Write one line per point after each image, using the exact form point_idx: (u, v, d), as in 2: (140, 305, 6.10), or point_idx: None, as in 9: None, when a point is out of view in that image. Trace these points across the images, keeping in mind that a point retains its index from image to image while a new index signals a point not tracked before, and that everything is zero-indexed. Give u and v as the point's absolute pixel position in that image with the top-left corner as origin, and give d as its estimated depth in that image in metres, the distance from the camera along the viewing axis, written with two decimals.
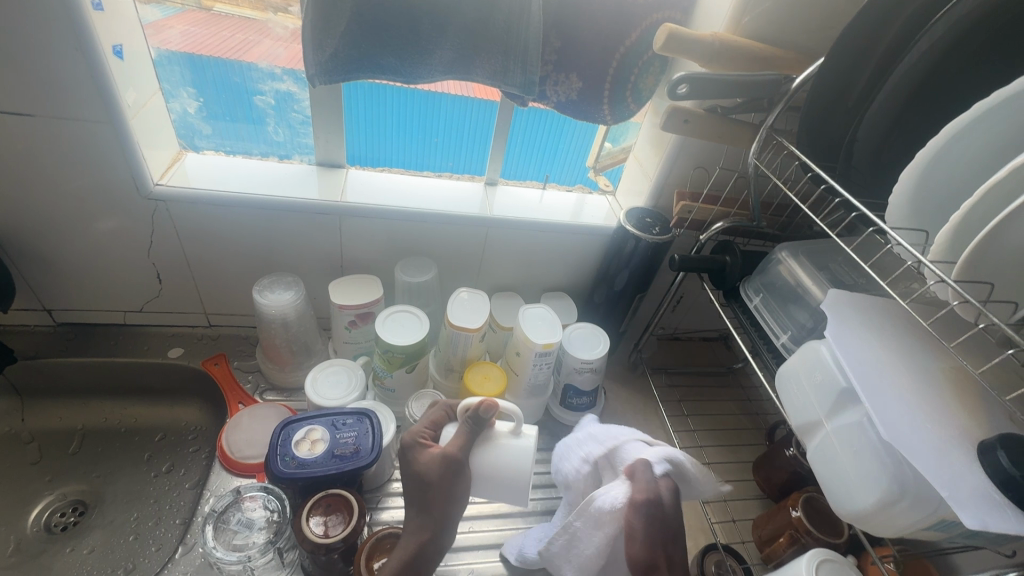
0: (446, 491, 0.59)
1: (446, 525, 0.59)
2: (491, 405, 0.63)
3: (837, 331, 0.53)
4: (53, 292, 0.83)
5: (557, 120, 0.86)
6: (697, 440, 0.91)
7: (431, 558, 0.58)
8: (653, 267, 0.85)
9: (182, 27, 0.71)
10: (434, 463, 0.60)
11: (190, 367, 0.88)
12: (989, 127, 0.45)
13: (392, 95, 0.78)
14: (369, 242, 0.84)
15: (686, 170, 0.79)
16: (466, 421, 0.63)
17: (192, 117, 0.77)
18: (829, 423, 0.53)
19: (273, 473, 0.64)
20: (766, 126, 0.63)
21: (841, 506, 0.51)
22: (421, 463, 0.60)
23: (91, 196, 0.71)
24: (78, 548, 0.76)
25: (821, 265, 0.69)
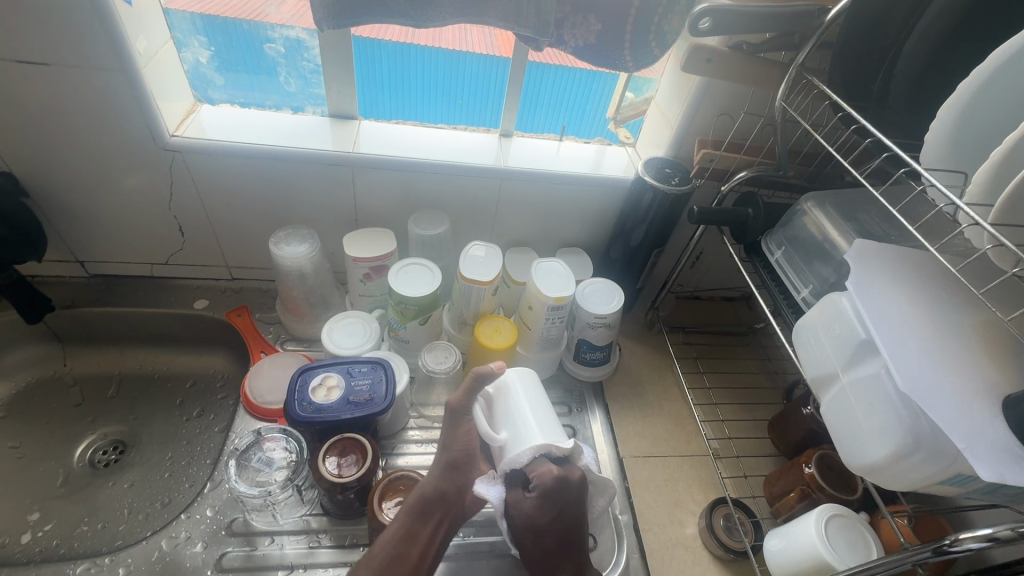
0: (461, 446, 0.65)
1: (459, 483, 0.64)
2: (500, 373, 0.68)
3: (859, 280, 0.50)
4: (83, 244, 0.86)
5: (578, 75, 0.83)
6: (712, 397, 0.91)
7: (446, 503, 0.62)
8: (672, 221, 0.83)
9: None
10: (455, 427, 0.67)
11: (215, 318, 0.91)
12: None
13: (416, 53, 0.77)
14: (382, 194, 0.84)
15: (709, 117, 0.75)
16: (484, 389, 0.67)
17: (204, 67, 0.77)
18: (845, 375, 0.51)
19: (291, 417, 0.67)
20: (796, 64, 0.59)
21: (853, 460, 0.50)
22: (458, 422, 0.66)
23: (112, 148, 0.72)
24: (119, 482, 0.81)
25: (848, 216, 0.65)
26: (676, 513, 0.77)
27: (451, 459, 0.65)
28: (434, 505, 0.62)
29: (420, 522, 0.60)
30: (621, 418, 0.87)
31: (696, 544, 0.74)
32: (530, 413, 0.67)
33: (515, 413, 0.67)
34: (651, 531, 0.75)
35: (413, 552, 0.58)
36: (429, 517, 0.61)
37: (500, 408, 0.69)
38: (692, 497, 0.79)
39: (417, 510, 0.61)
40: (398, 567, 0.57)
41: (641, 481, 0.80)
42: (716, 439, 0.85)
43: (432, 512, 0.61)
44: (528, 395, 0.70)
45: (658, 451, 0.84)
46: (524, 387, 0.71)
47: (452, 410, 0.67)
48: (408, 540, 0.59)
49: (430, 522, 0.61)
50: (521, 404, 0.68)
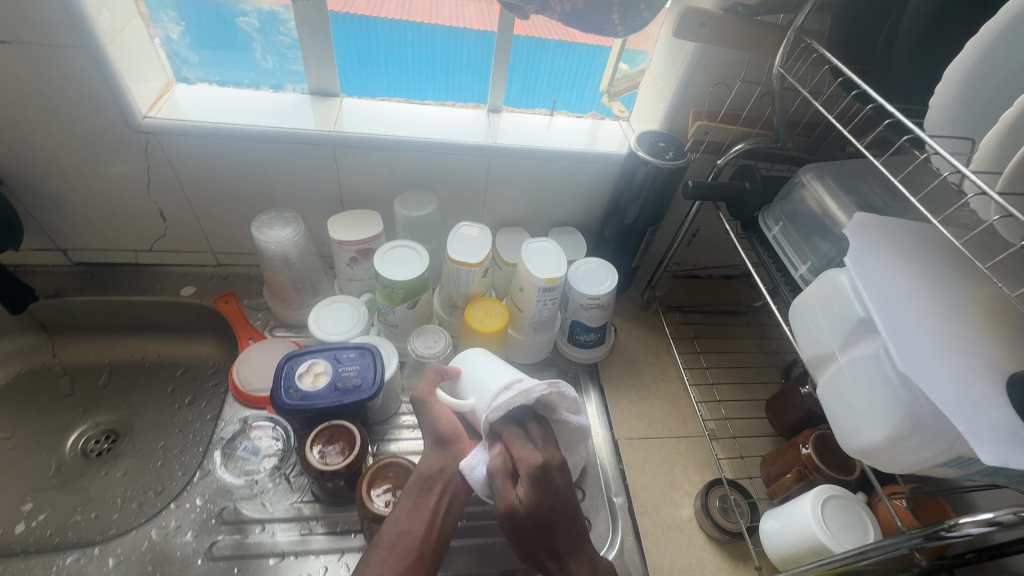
0: (440, 423, 0.66)
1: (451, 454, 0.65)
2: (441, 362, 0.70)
3: (858, 256, 0.48)
4: (63, 232, 0.84)
5: (565, 47, 0.81)
6: (709, 377, 0.89)
7: (445, 475, 0.63)
8: (667, 198, 0.80)
9: None
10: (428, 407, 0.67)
11: (202, 305, 0.90)
12: None
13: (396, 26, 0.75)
14: (367, 175, 0.81)
15: (704, 86, 0.72)
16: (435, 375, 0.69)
17: (176, 44, 0.74)
18: (842, 355, 0.49)
19: (277, 404, 0.66)
20: (795, 26, 0.55)
21: (849, 443, 0.48)
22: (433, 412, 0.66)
23: (83, 132, 0.70)
24: (112, 472, 0.81)
25: (850, 188, 0.62)
26: (672, 495, 0.76)
27: (435, 436, 0.65)
28: (432, 478, 0.62)
29: (423, 494, 0.60)
30: (616, 399, 0.86)
31: (691, 525, 0.73)
32: (487, 369, 0.69)
33: (473, 378, 0.68)
34: (646, 513, 0.74)
35: (421, 524, 0.58)
36: (432, 488, 0.61)
37: (459, 384, 0.70)
38: (687, 479, 0.78)
39: (416, 485, 0.61)
40: (408, 539, 0.57)
41: (636, 464, 0.79)
42: (713, 420, 0.83)
43: (431, 485, 0.61)
44: (477, 360, 0.70)
45: (654, 432, 0.83)
46: (474, 355, 0.71)
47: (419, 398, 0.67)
48: (414, 513, 0.59)
49: (433, 493, 0.61)
50: (475, 368, 0.69)
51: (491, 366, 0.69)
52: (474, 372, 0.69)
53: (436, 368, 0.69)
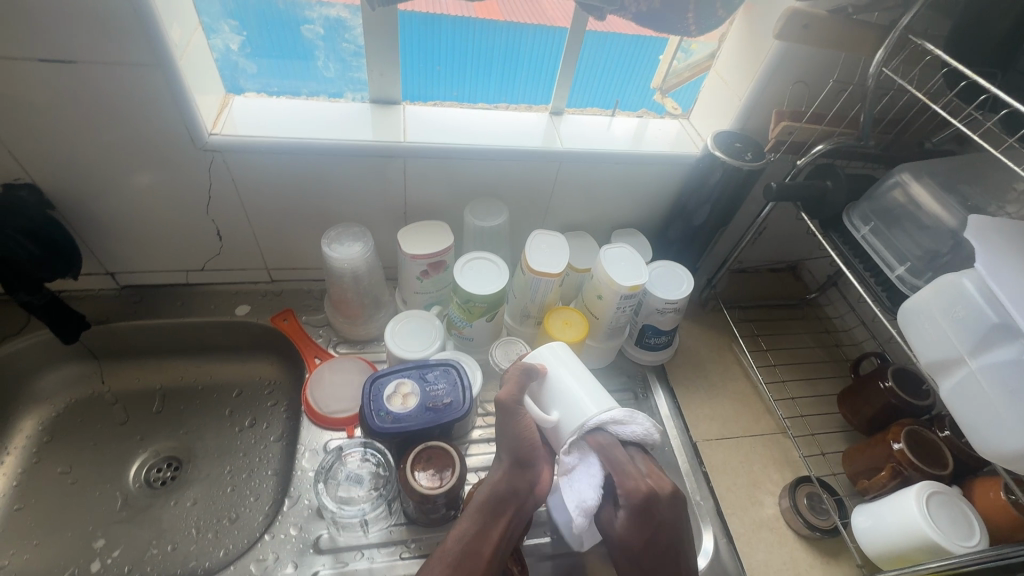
0: (524, 440, 0.60)
1: (529, 477, 0.60)
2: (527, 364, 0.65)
3: (989, 262, 0.48)
4: (113, 255, 0.80)
5: (623, 43, 0.78)
6: (777, 375, 0.90)
7: (516, 499, 0.59)
8: (739, 198, 0.79)
9: None
10: (513, 421, 0.61)
11: (259, 323, 0.87)
12: None
13: (443, 23, 0.71)
14: (433, 185, 0.79)
15: (784, 85, 0.71)
16: (521, 378, 0.64)
17: (235, 55, 0.70)
18: (973, 360, 0.50)
19: (372, 429, 0.64)
20: (903, 27, 0.54)
21: (987, 448, 0.48)
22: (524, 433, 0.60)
23: (146, 152, 0.66)
24: (181, 501, 0.79)
25: (947, 187, 0.62)
26: (756, 494, 0.77)
27: (514, 455, 0.60)
28: (505, 500, 0.59)
29: (493, 517, 0.58)
30: (688, 401, 0.86)
31: (779, 524, 0.74)
32: (578, 389, 0.64)
33: (561, 392, 0.64)
34: (734, 514, 0.74)
35: (487, 548, 0.56)
36: (502, 510, 0.58)
37: (544, 390, 0.65)
38: (769, 477, 0.78)
39: (489, 506, 0.58)
40: (472, 563, 0.55)
41: (717, 465, 0.79)
42: (788, 418, 0.84)
43: (502, 507, 0.58)
44: (569, 374, 0.65)
45: (729, 432, 0.83)
46: (564, 363, 0.67)
47: (504, 406, 0.61)
48: (481, 534, 0.57)
49: (503, 518, 0.58)
50: (566, 381, 0.65)
51: (582, 386, 0.64)
52: (564, 389, 0.64)
53: (523, 370, 0.64)
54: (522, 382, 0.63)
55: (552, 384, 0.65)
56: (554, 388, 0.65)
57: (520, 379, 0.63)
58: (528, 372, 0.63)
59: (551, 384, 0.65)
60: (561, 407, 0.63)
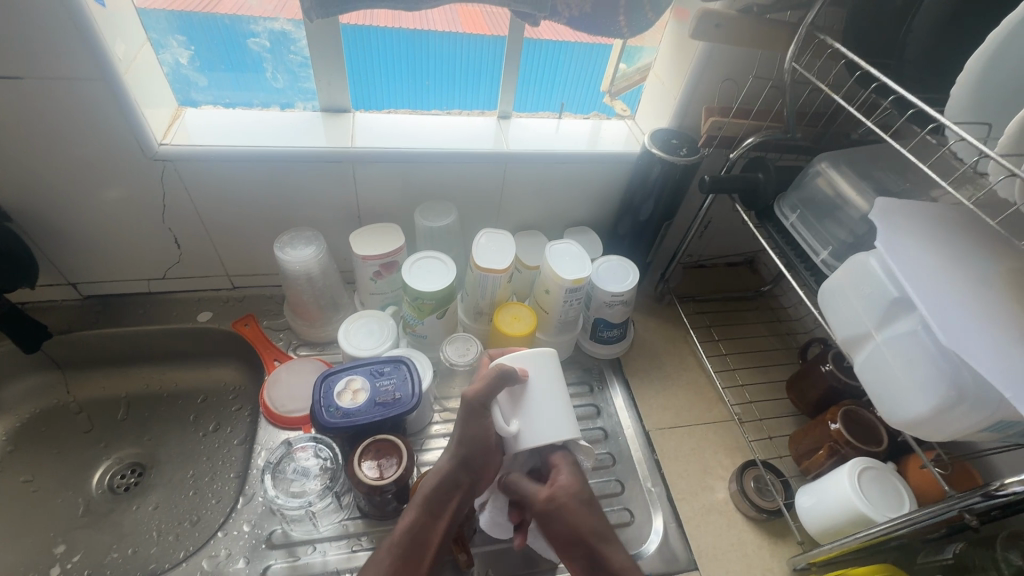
0: (479, 442, 0.59)
1: (475, 471, 0.60)
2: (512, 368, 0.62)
3: (887, 239, 0.50)
4: (73, 265, 0.82)
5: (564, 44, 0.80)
6: (729, 363, 0.92)
7: (459, 489, 0.59)
8: (680, 193, 0.82)
9: None
10: (473, 423, 0.60)
11: (220, 329, 0.88)
12: None
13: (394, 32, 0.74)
14: (384, 188, 0.81)
15: (714, 82, 0.74)
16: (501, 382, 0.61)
17: (185, 69, 0.73)
18: (879, 334, 0.52)
19: (320, 424, 0.66)
20: (806, 24, 0.58)
21: (893, 417, 0.51)
22: (479, 434, 0.60)
23: (98, 163, 0.69)
24: (143, 506, 0.80)
25: (863, 174, 0.66)
26: (706, 480, 0.78)
27: (465, 453, 0.59)
28: (448, 492, 0.59)
29: (437, 511, 0.58)
30: (642, 392, 0.88)
31: (728, 508, 0.76)
32: (549, 408, 0.63)
33: (532, 404, 0.63)
34: (684, 500, 0.76)
35: (433, 538, 0.57)
36: (448, 500, 0.59)
37: (520, 393, 0.63)
38: (719, 463, 0.80)
39: (433, 499, 0.58)
40: (418, 554, 0.56)
41: (669, 453, 0.81)
42: (738, 405, 0.86)
43: (447, 498, 0.59)
44: (548, 391, 0.64)
45: (681, 421, 0.85)
46: (545, 375, 0.65)
47: (472, 406, 0.60)
48: (428, 526, 0.57)
49: (447, 508, 0.58)
50: (541, 398, 0.63)
51: (551, 407, 0.63)
52: (536, 405, 0.63)
53: (505, 372, 0.61)
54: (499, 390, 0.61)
55: (528, 391, 0.63)
56: (527, 395, 0.63)
57: (498, 383, 0.61)
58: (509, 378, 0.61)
59: (525, 393, 0.63)
60: (524, 418, 0.62)
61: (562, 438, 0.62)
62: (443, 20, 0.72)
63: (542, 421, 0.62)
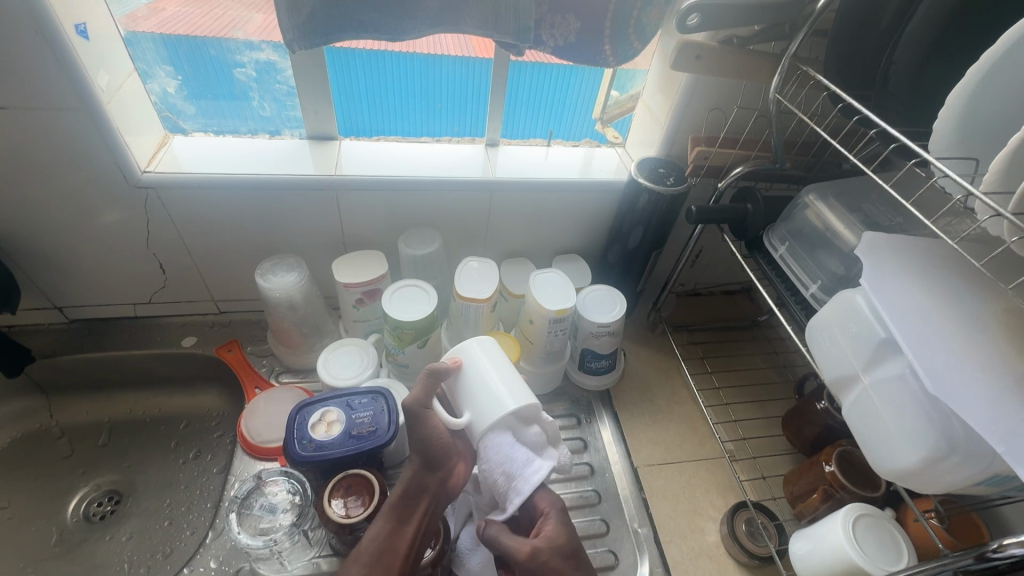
0: (433, 444, 0.59)
1: (440, 475, 0.60)
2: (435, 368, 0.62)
3: (873, 277, 0.48)
4: (60, 289, 0.82)
5: (564, 71, 0.80)
6: (722, 397, 0.89)
7: (424, 493, 0.59)
8: (669, 221, 0.81)
9: (175, 7, 0.69)
10: (420, 426, 0.60)
11: (204, 354, 0.88)
12: None
13: (385, 61, 0.74)
14: (371, 215, 0.81)
15: (700, 112, 0.73)
16: (429, 376, 0.62)
17: (173, 97, 0.74)
18: (866, 376, 0.50)
19: (292, 457, 0.64)
20: (789, 55, 0.57)
21: (882, 465, 0.48)
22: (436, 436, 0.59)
23: (82, 189, 0.69)
24: (117, 536, 0.77)
25: (853, 207, 0.64)
26: (697, 521, 0.74)
27: (424, 455, 0.60)
28: (414, 497, 0.59)
29: (399, 520, 0.58)
30: (632, 425, 0.85)
31: (720, 552, 0.72)
32: (492, 386, 0.62)
33: (472, 392, 0.62)
34: (674, 542, 0.72)
35: (401, 545, 0.56)
36: (415, 503, 0.59)
37: (458, 388, 0.63)
38: (711, 503, 0.76)
39: (397, 507, 0.58)
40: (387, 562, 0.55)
41: (658, 491, 0.77)
42: (731, 441, 0.83)
43: (414, 503, 0.59)
44: (486, 371, 0.63)
45: (672, 457, 0.81)
46: (478, 357, 0.64)
47: (411, 412, 0.60)
48: (395, 533, 0.57)
49: (415, 514, 0.58)
50: (478, 379, 0.63)
51: (493, 383, 0.62)
52: (478, 387, 0.62)
53: (432, 370, 0.62)
54: (428, 383, 0.62)
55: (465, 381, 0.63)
56: (466, 386, 0.63)
57: (426, 378, 0.62)
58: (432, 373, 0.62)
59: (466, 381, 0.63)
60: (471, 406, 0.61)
61: (512, 407, 0.59)
62: (456, 43, 0.73)
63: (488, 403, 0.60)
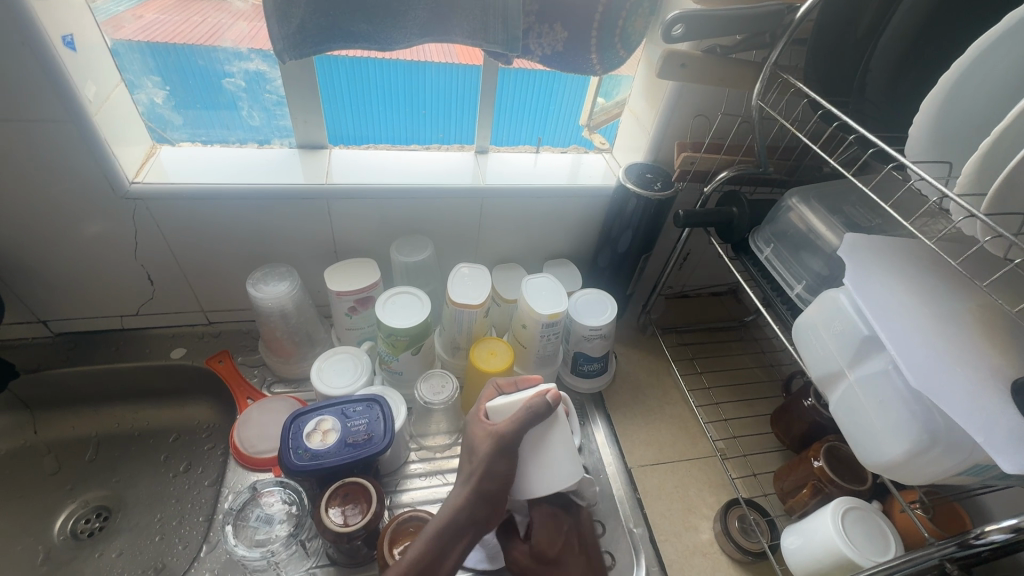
0: (501, 479, 0.58)
1: (490, 509, 0.58)
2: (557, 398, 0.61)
3: (855, 277, 0.50)
4: (45, 302, 0.81)
5: (545, 74, 0.81)
6: (712, 397, 0.90)
7: (468, 525, 0.56)
8: (657, 225, 0.82)
9: (152, 15, 0.68)
10: (502, 460, 0.58)
11: (193, 366, 0.87)
12: (1009, 51, 0.44)
13: (373, 69, 0.74)
14: (360, 223, 0.81)
15: (685, 118, 0.75)
16: (530, 410, 0.59)
17: (161, 108, 0.73)
18: (851, 373, 0.52)
19: (287, 467, 0.63)
20: (770, 63, 0.59)
21: (870, 458, 0.50)
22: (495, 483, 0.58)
23: (69, 200, 0.68)
24: (107, 552, 0.76)
25: (834, 209, 0.66)
26: (691, 519, 0.76)
27: (486, 486, 0.57)
28: (463, 524, 0.56)
29: (452, 544, 0.55)
30: (624, 426, 0.86)
31: (713, 549, 0.73)
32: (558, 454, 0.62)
33: (535, 456, 0.61)
34: (668, 541, 0.73)
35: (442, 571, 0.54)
36: (461, 535, 0.56)
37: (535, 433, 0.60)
38: (704, 501, 0.78)
39: (450, 531, 0.55)
40: None
41: (652, 491, 0.78)
42: (722, 440, 0.84)
43: (460, 532, 0.56)
44: (563, 441, 0.62)
45: (665, 457, 0.82)
46: (563, 424, 0.62)
47: (502, 443, 0.58)
48: (437, 559, 0.54)
49: (460, 542, 0.56)
50: (554, 441, 0.61)
51: (564, 463, 0.62)
52: (550, 455, 0.61)
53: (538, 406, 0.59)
54: (525, 419, 0.58)
55: (540, 437, 0.61)
56: (536, 443, 0.61)
57: (528, 412, 0.59)
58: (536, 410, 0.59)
59: (544, 440, 0.61)
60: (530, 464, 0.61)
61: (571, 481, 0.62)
62: (439, 51, 0.74)
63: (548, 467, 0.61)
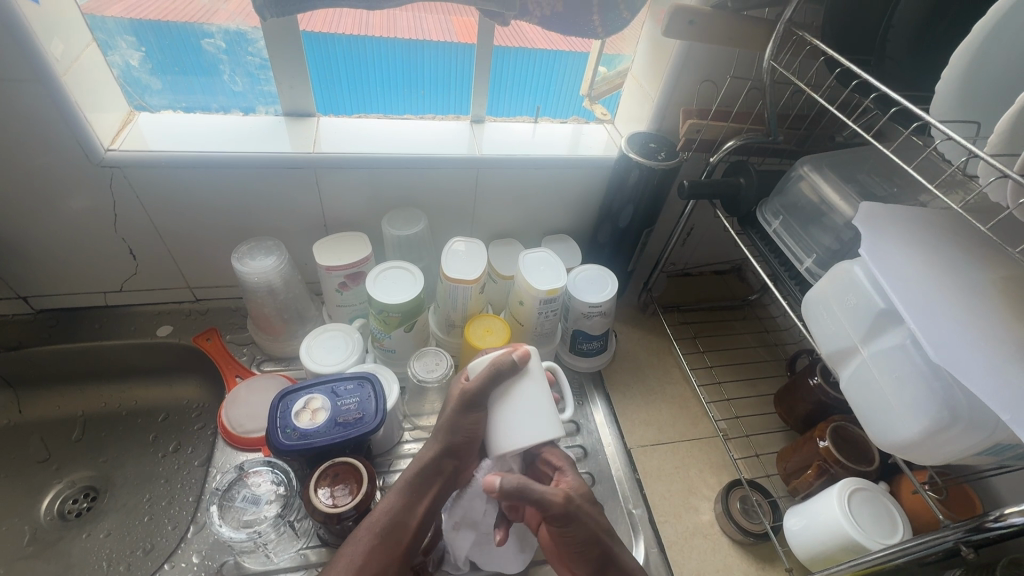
0: (463, 433, 0.60)
1: (455, 461, 0.61)
2: (524, 353, 0.61)
3: (873, 247, 0.47)
4: (25, 278, 0.78)
5: (545, 58, 0.78)
6: (714, 376, 0.88)
7: (435, 477, 0.60)
8: (661, 198, 0.79)
9: None
10: (467, 416, 0.60)
11: (180, 344, 0.84)
12: None
13: (367, 49, 0.71)
14: (350, 195, 0.78)
15: (692, 84, 0.72)
16: (495, 365, 0.59)
17: (137, 71, 0.69)
18: (865, 349, 0.49)
19: (275, 447, 0.61)
20: (784, 19, 0.55)
21: (884, 437, 0.48)
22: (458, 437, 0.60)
23: (42, 169, 0.65)
24: (95, 533, 0.74)
25: (848, 178, 0.63)
26: (691, 500, 0.74)
27: (449, 441, 0.60)
28: (430, 476, 0.59)
29: (416, 494, 0.58)
30: (623, 406, 0.83)
31: (714, 530, 0.71)
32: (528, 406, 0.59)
33: (504, 411, 0.59)
34: (668, 522, 0.71)
35: (412, 522, 0.57)
36: (428, 483, 0.59)
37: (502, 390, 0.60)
38: (705, 482, 0.76)
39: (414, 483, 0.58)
40: (396, 538, 0.55)
41: (652, 472, 0.76)
42: (724, 420, 0.82)
43: (429, 483, 0.59)
44: (535, 396, 0.60)
45: (665, 437, 0.80)
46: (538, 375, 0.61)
47: (465, 399, 0.59)
48: (408, 509, 0.57)
49: (427, 494, 0.59)
50: (523, 394, 0.60)
51: (535, 415, 0.59)
52: (514, 408, 0.59)
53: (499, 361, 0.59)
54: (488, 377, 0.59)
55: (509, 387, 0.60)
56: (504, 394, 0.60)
57: (492, 368, 0.59)
58: (499, 363, 0.59)
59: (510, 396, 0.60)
60: (501, 417, 0.59)
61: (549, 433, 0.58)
62: (437, 27, 0.71)
63: (515, 423, 0.59)
